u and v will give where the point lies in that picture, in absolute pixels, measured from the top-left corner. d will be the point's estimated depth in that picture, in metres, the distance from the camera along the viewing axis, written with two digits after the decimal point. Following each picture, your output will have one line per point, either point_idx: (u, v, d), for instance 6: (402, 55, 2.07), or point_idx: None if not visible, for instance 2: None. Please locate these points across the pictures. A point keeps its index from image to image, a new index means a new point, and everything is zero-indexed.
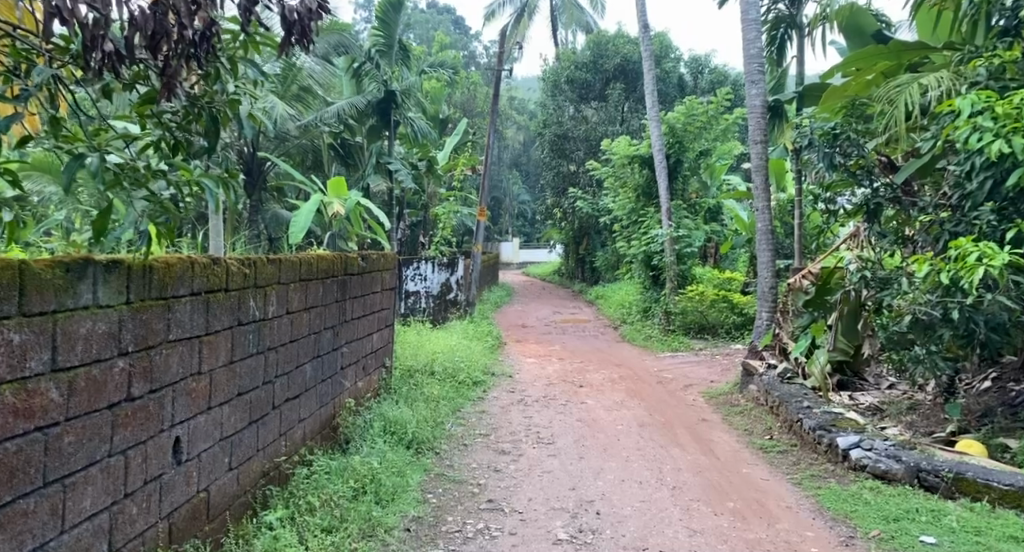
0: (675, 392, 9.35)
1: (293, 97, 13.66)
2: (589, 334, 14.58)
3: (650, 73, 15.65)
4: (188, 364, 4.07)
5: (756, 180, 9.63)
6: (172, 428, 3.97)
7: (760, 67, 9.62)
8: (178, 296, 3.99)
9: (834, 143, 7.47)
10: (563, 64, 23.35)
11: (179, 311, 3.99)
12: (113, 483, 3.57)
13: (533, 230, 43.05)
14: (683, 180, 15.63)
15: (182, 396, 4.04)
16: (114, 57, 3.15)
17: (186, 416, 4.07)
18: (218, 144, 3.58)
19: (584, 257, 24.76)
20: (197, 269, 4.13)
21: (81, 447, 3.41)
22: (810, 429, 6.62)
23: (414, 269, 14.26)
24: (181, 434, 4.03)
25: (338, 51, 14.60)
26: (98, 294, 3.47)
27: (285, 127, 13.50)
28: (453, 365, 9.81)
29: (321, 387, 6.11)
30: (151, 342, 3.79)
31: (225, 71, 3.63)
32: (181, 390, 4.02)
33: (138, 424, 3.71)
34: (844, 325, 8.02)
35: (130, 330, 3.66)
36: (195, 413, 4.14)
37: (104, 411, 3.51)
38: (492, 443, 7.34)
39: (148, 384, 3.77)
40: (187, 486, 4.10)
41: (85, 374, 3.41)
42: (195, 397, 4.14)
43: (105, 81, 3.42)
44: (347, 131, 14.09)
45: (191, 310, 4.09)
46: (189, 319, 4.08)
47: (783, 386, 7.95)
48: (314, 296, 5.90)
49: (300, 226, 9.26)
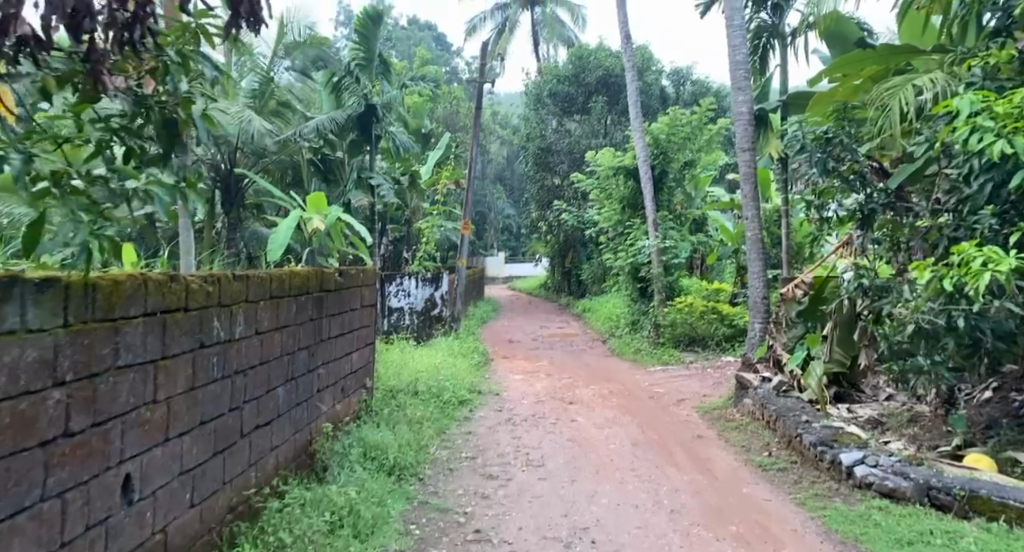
0: (667, 408, 9.07)
1: (271, 112, 13.05)
2: (577, 349, 14.32)
3: (633, 84, 15.45)
4: (140, 394, 3.78)
5: (744, 190, 9.34)
6: (122, 464, 3.67)
7: (747, 73, 9.38)
8: (128, 316, 3.70)
9: (827, 147, 7.31)
10: (545, 78, 23.19)
11: (129, 334, 3.70)
12: (47, 531, 3.26)
13: (519, 244, 42.71)
14: (669, 192, 15.36)
15: (133, 428, 3.74)
16: (32, 42, 3.04)
17: (138, 449, 3.77)
18: (173, 148, 3.42)
19: (571, 270, 24.55)
20: (151, 288, 3.85)
21: (7, 493, 3.10)
22: (810, 445, 6.36)
23: (397, 285, 14.17)
24: (133, 469, 3.73)
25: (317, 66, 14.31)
26: (26, 316, 3.17)
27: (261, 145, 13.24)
28: (439, 385, 9.52)
29: (295, 412, 6.01)
30: (94, 368, 3.49)
31: (178, 63, 3.48)
32: (131, 421, 3.72)
33: (79, 461, 3.40)
34: (839, 336, 7.67)
35: (68, 357, 3.36)
36: (149, 445, 3.85)
37: (36, 449, 3.21)
38: (479, 467, 7.05)
39: (91, 417, 3.47)
40: (139, 529, 3.80)
41: (12, 408, 3.11)
42: (148, 429, 3.84)
43: (33, 73, 3.23)
44: (326, 145, 13.72)
45: (144, 331, 3.82)
46: (141, 341, 3.80)
47: (780, 399, 7.70)
48: (286, 315, 5.83)
49: (279, 243, 9.00)
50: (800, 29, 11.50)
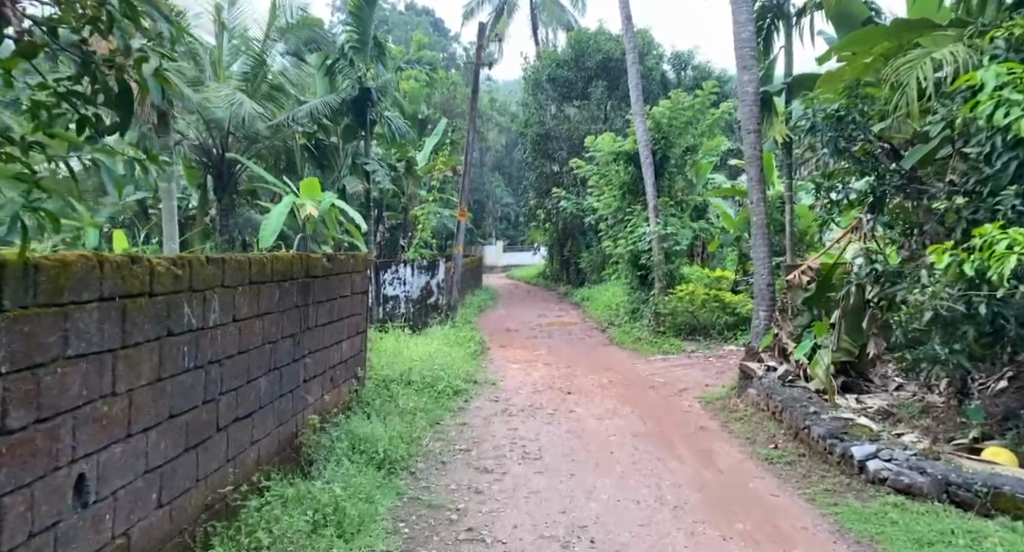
0: (669, 398, 8.79)
1: (264, 96, 13.17)
2: (575, 338, 14.08)
3: (632, 67, 15.15)
4: (94, 387, 3.84)
5: (750, 173, 9.04)
6: (74, 463, 3.72)
7: (752, 52, 9.06)
8: (80, 301, 3.76)
9: (838, 126, 7.04)
10: (544, 62, 22.86)
11: (80, 320, 3.76)
12: None
13: (517, 233, 42.25)
14: (670, 177, 15.05)
15: (86, 424, 3.79)
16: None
17: (91, 449, 3.81)
18: (129, 114, 3.41)
19: (570, 258, 24.31)
20: (107, 270, 3.93)
21: None
22: (819, 437, 6.09)
23: (392, 273, 13.82)
24: (86, 469, 3.79)
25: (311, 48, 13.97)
26: None
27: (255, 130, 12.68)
28: (434, 374, 9.25)
29: (280, 403, 5.90)
30: (37, 358, 3.53)
31: (125, 17, 3.46)
32: (83, 418, 3.77)
33: (23, 459, 3.45)
34: (847, 324, 7.26)
35: (7, 344, 3.38)
36: (104, 443, 3.91)
37: None
38: (473, 460, 6.82)
39: (34, 413, 3.51)
40: (96, 533, 3.86)
41: None
42: (105, 424, 3.91)
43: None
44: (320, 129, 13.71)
45: (99, 318, 3.89)
46: (97, 331, 3.87)
47: (785, 389, 7.41)
48: (268, 302, 5.72)
49: (270, 228, 8.72)
50: (805, 9, 11.22)
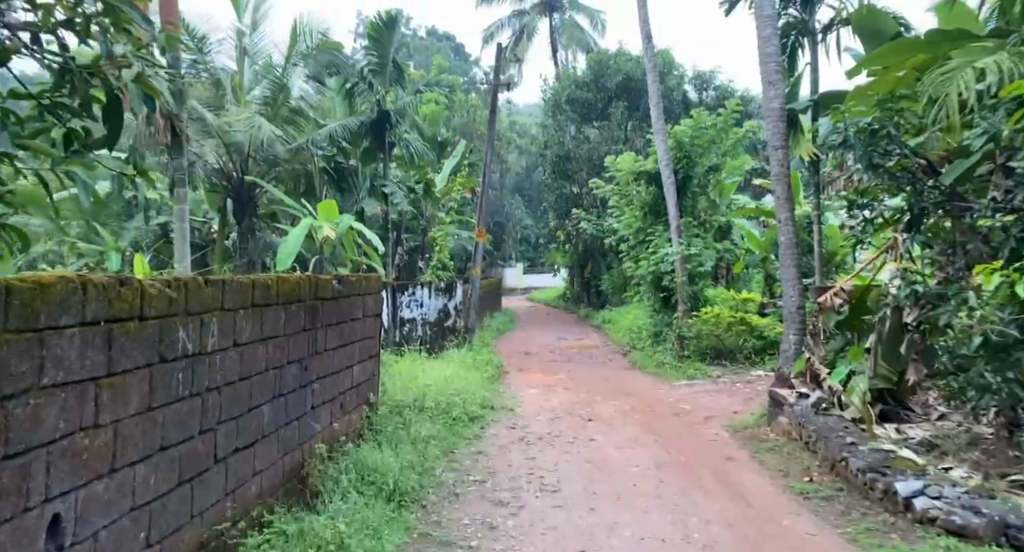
0: (694, 426, 8.40)
1: (283, 120, 13.20)
2: (595, 362, 13.71)
3: (653, 86, 14.86)
4: (74, 418, 3.51)
5: (778, 192, 8.62)
6: (48, 502, 3.40)
7: (778, 67, 8.67)
8: (57, 326, 3.44)
9: (872, 140, 6.42)
10: (563, 83, 22.64)
11: (58, 346, 3.43)
12: None
13: (538, 256, 41.98)
14: (692, 197, 14.70)
15: (64, 458, 3.47)
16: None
17: (69, 486, 3.49)
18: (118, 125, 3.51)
19: (591, 280, 23.94)
20: (90, 293, 3.60)
21: None
22: (858, 470, 5.69)
23: (410, 295, 13.29)
24: (62, 508, 3.47)
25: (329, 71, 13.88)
26: None
27: (273, 152, 12.48)
28: (449, 400, 8.91)
29: (284, 432, 5.57)
30: (6, 389, 3.20)
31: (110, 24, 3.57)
32: (60, 452, 3.44)
33: None
34: (883, 348, 6.80)
35: None
36: (86, 479, 3.58)
37: None
38: (489, 492, 6.45)
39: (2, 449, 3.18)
40: None
41: None
42: (86, 459, 3.58)
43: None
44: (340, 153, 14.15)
45: (81, 344, 3.56)
46: (79, 358, 3.55)
47: (819, 418, 7.00)
48: (272, 325, 5.39)
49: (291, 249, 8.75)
50: (831, 25, 10.89)
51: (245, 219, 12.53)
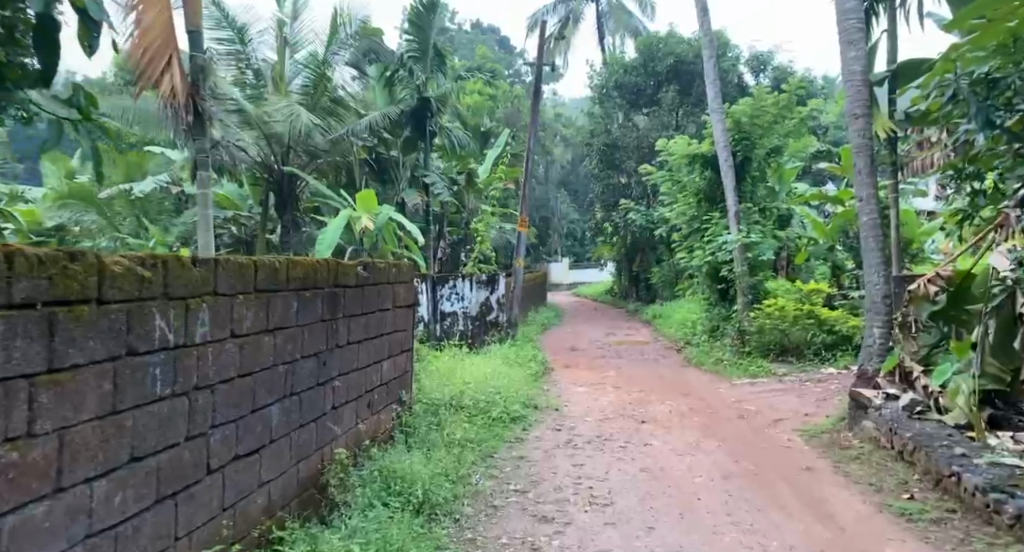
0: (763, 430, 7.49)
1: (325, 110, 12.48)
2: (649, 358, 12.85)
3: (710, 63, 13.92)
4: None
5: (859, 165, 7.64)
6: None
7: (858, 24, 7.69)
8: None
9: (994, 93, 5.67)
10: (612, 69, 21.74)
11: None
12: None
13: (584, 250, 41.17)
14: (751, 183, 13.72)
15: None
16: None
17: None
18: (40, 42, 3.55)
19: (641, 274, 23.03)
20: (20, 268, 2.88)
21: None
22: (976, 489, 4.85)
23: (451, 288, 12.52)
24: None
25: (369, 58, 13.39)
26: None
27: (314, 141, 11.88)
28: (487, 398, 8.11)
29: (297, 436, 4.72)
30: None
31: None
32: None
33: None
34: (992, 342, 5.90)
35: None
36: (14, 502, 2.86)
37: None
38: (531, 504, 5.64)
39: None
40: None
41: None
42: (9, 477, 2.84)
43: None
44: (381, 144, 13.89)
45: (9, 333, 2.84)
46: (4, 351, 2.82)
47: (914, 425, 6.12)
48: (281, 313, 4.53)
49: (330, 239, 8.96)
50: None
51: (287, 212, 12.13)
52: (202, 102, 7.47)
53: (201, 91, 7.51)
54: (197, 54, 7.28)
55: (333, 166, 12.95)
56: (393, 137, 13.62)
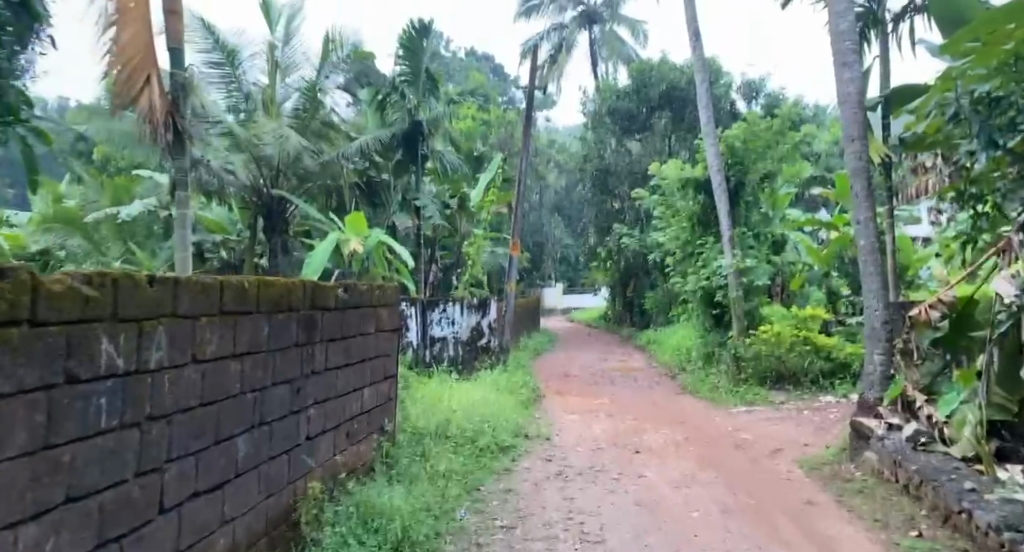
0: (761, 460, 7.21)
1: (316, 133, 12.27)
2: (643, 384, 12.57)
3: (703, 87, 13.73)
4: None
5: (857, 187, 7.36)
6: None
7: (854, 45, 7.47)
8: None
9: (994, 113, 5.48)
10: (603, 96, 21.24)
11: None
12: None
13: (577, 274, 40.96)
14: (746, 207, 13.48)
15: None
16: None
17: None
18: None
19: (634, 299, 22.80)
20: None
21: None
22: (988, 527, 4.60)
23: (441, 312, 12.21)
24: None
25: (360, 80, 13.21)
26: None
27: (303, 164, 11.65)
28: (475, 427, 7.81)
29: (267, 469, 4.43)
30: None
31: None
32: None
33: None
34: (998, 373, 5.60)
35: None
36: None
37: None
38: (519, 541, 5.36)
39: None
40: None
41: None
42: None
43: None
44: (372, 168, 13.59)
45: None
46: None
47: (919, 457, 5.86)
48: (250, 336, 4.25)
49: (317, 263, 8.68)
50: (905, 13, 9.65)
51: (275, 235, 11.85)
52: (183, 120, 7.12)
53: (182, 109, 7.16)
54: (179, 71, 6.98)
55: (322, 190, 12.75)
56: (384, 160, 13.40)
